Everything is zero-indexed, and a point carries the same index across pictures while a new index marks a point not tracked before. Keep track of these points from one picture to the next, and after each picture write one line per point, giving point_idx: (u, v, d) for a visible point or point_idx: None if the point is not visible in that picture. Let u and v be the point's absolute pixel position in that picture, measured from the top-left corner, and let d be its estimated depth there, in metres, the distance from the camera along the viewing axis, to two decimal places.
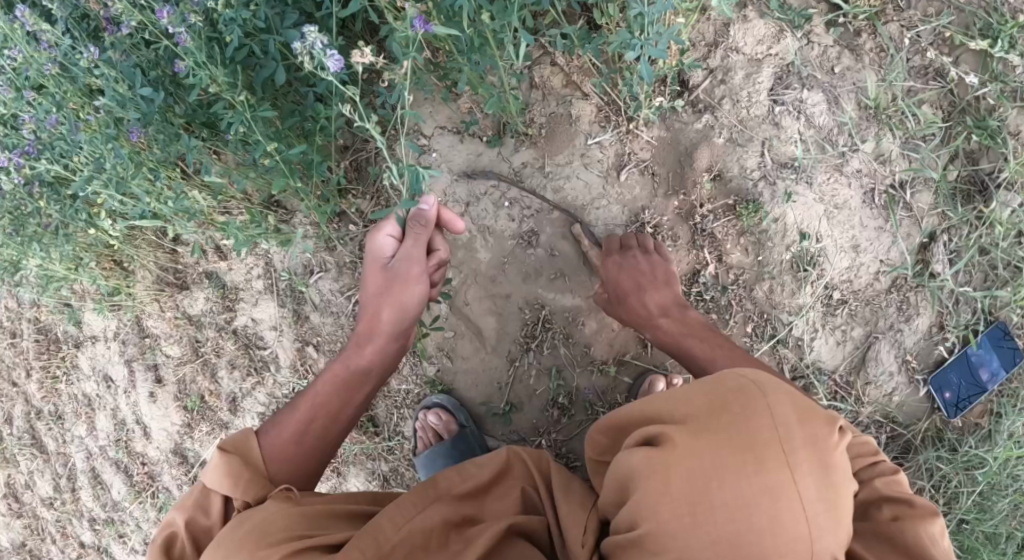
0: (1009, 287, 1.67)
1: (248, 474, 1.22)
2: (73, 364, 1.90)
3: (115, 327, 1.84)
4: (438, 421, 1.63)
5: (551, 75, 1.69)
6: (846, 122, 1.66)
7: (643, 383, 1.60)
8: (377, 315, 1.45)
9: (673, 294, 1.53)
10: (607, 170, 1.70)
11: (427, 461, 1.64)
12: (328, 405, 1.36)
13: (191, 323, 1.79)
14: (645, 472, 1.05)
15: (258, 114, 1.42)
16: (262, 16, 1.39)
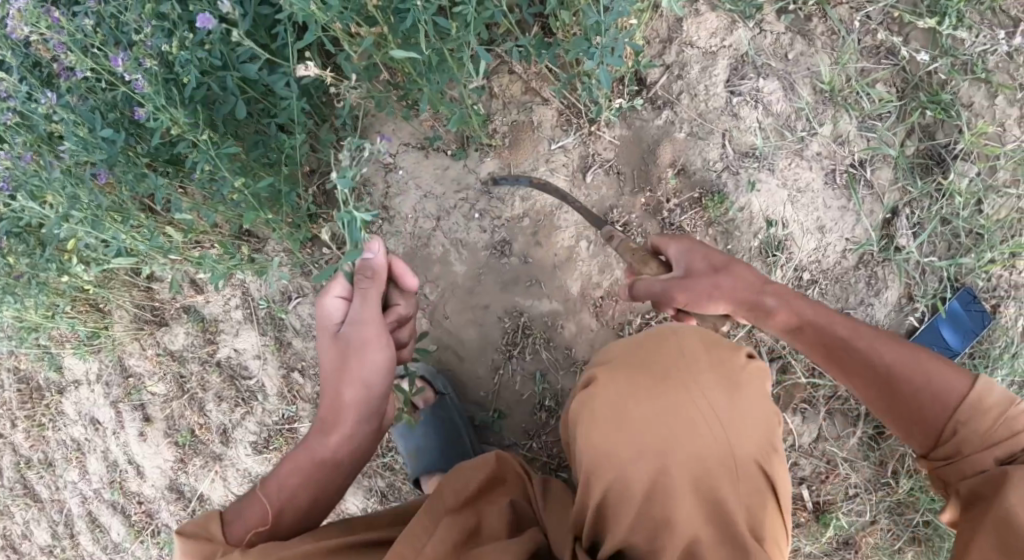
0: (972, 254, 1.71)
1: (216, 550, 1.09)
2: (58, 411, 1.91)
3: (99, 369, 1.86)
4: (416, 389, 1.65)
5: (510, 83, 1.71)
6: (803, 108, 1.69)
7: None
8: (338, 395, 1.27)
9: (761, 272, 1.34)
10: (573, 173, 1.73)
11: (405, 429, 1.67)
12: (292, 495, 1.21)
13: (174, 359, 1.80)
14: (579, 407, 1.15)
15: (222, 152, 1.43)
16: (217, 54, 1.42)
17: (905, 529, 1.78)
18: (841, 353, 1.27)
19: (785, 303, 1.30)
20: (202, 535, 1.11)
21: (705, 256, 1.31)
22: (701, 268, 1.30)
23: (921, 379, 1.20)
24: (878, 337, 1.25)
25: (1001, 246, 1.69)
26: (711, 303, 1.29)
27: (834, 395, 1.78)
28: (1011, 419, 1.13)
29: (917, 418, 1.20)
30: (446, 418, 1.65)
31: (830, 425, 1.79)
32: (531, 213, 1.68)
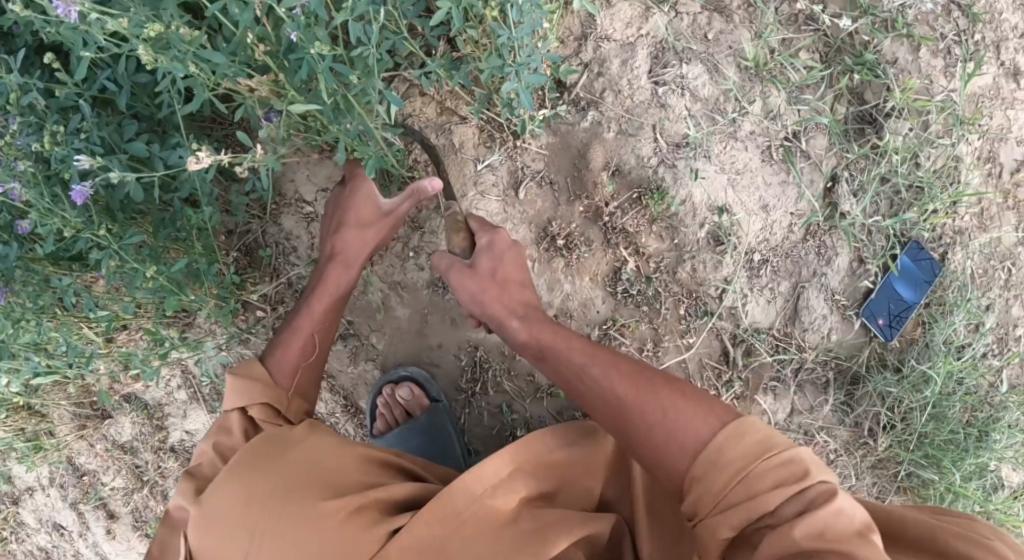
0: (914, 208, 1.72)
1: (260, 388, 1.25)
2: (18, 521, 2.03)
3: (52, 472, 1.93)
4: (410, 397, 1.58)
5: (423, 106, 1.64)
6: (731, 89, 1.64)
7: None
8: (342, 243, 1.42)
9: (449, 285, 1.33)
10: (505, 191, 1.65)
11: (395, 441, 1.58)
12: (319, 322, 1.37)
13: (125, 452, 1.87)
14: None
15: (127, 243, 1.38)
16: (97, 141, 1.34)
17: (890, 481, 1.80)
18: (575, 378, 1.18)
19: (525, 325, 1.27)
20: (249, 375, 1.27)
21: (506, 261, 1.33)
22: (487, 267, 1.32)
23: (667, 420, 1.05)
24: (620, 371, 1.13)
25: (942, 196, 1.71)
26: (475, 303, 1.31)
27: (802, 368, 1.75)
28: (753, 479, 0.97)
29: (660, 463, 1.04)
30: (440, 428, 1.58)
31: (802, 398, 1.76)
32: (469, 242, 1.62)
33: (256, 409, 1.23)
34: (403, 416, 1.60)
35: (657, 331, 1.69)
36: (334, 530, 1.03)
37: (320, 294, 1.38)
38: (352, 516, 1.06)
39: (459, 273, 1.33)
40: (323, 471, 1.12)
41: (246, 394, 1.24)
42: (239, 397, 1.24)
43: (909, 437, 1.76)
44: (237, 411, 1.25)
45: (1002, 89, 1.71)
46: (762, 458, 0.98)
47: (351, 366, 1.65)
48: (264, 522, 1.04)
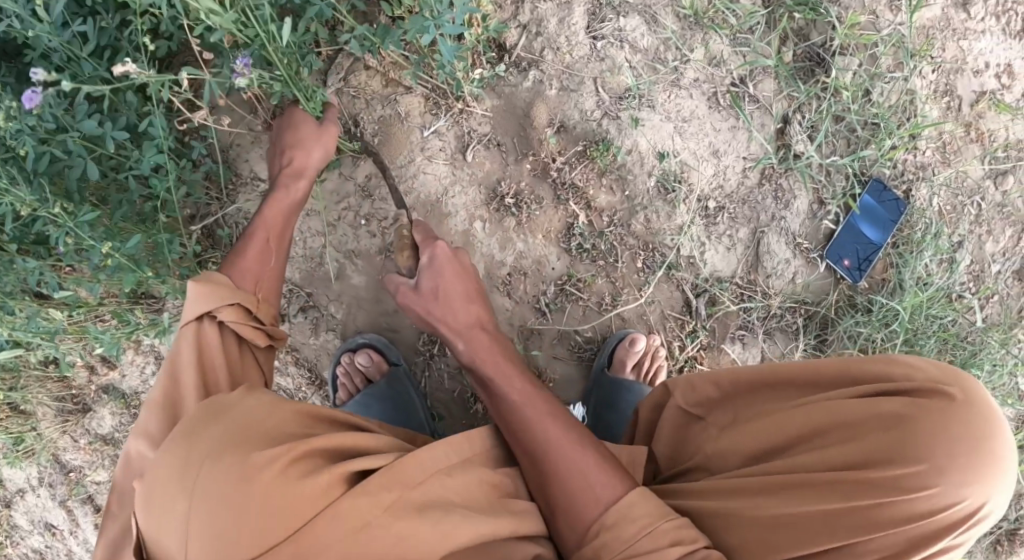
0: (872, 145, 1.69)
1: (227, 291, 1.27)
2: (11, 525, 2.02)
3: (39, 471, 1.96)
4: (369, 363, 1.58)
5: (368, 79, 1.65)
6: (670, 38, 1.64)
7: (623, 338, 1.63)
8: (302, 159, 1.49)
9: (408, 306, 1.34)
10: (452, 156, 1.66)
11: (358, 409, 1.59)
12: (275, 229, 1.42)
13: (107, 443, 1.91)
14: (920, 415, 1.03)
15: (82, 221, 1.39)
16: (50, 118, 1.37)
17: None
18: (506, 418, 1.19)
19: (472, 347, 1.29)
20: (216, 281, 1.27)
21: (457, 277, 1.33)
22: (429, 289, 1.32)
23: (581, 475, 1.10)
24: (553, 415, 1.18)
25: (900, 131, 1.67)
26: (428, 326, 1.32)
27: (769, 315, 1.71)
28: (653, 536, 1.05)
29: (571, 509, 1.09)
30: (401, 391, 1.58)
31: (772, 346, 1.72)
32: (418, 205, 1.65)
33: (225, 313, 1.26)
34: (364, 384, 1.60)
35: (615, 285, 1.67)
36: (274, 481, 0.98)
37: (279, 200, 1.45)
38: (290, 465, 1.00)
39: (405, 295, 1.35)
40: (260, 426, 1.05)
41: (211, 300, 1.25)
42: (204, 304, 1.24)
43: None
44: (207, 317, 1.25)
45: (953, 20, 1.68)
46: (666, 519, 1.06)
47: (313, 337, 1.66)
48: (195, 475, 0.99)
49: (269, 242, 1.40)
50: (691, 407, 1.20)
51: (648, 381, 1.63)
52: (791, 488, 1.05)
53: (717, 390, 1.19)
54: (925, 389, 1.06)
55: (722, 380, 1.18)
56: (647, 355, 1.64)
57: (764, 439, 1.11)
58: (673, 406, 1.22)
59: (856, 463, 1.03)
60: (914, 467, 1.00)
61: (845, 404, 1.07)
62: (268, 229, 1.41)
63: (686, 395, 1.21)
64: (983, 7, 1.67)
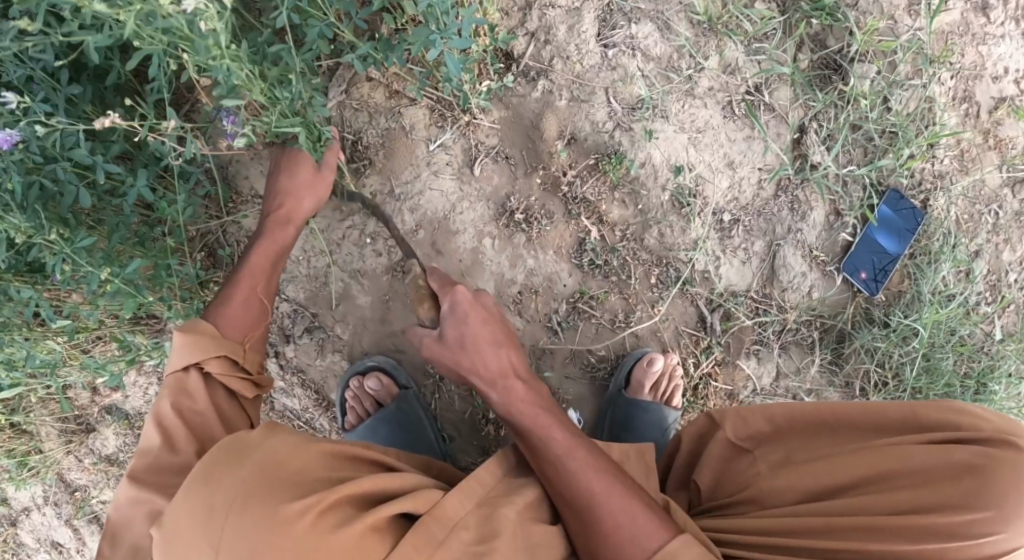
0: (890, 154, 1.65)
1: (213, 344, 1.24)
2: (17, 543, 1.97)
3: (43, 491, 1.90)
4: (379, 387, 1.52)
5: (371, 90, 1.60)
6: (683, 45, 1.59)
7: (641, 358, 1.59)
8: (297, 203, 1.46)
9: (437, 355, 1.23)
10: (459, 170, 1.60)
11: (368, 433, 1.53)
12: (261, 273, 1.39)
13: (111, 463, 1.85)
14: (993, 464, 1.07)
15: (79, 246, 1.34)
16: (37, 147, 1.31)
17: None
18: (545, 469, 1.12)
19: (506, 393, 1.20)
20: (202, 332, 1.24)
21: (484, 319, 1.21)
22: (456, 334, 1.21)
23: (625, 526, 1.06)
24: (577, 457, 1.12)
25: (918, 140, 1.64)
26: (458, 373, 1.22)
27: (785, 330, 1.67)
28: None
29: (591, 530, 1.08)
30: (412, 415, 1.53)
31: (788, 361, 1.68)
32: (424, 223, 1.59)
33: (212, 366, 1.24)
34: (374, 407, 1.55)
35: (628, 302, 1.63)
36: (303, 536, 0.94)
37: (267, 246, 1.41)
38: (322, 516, 0.97)
39: (432, 347, 1.24)
40: (290, 469, 1.01)
41: (197, 348, 1.21)
42: (192, 355, 1.22)
43: (903, 394, 1.67)
44: (194, 369, 1.23)
45: (972, 24, 1.63)
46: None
47: (319, 359, 1.61)
48: (211, 527, 0.95)
49: (253, 291, 1.36)
50: (740, 440, 1.24)
51: (665, 401, 1.60)
52: (861, 529, 1.08)
53: (768, 424, 1.23)
54: (996, 441, 1.09)
55: (775, 415, 1.23)
56: (665, 375, 1.60)
57: (821, 480, 1.15)
58: (722, 438, 1.26)
59: (923, 508, 1.07)
60: (986, 513, 1.04)
61: (911, 450, 1.11)
62: (253, 278, 1.37)
63: (736, 428, 1.25)
64: (1003, 11, 1.62)
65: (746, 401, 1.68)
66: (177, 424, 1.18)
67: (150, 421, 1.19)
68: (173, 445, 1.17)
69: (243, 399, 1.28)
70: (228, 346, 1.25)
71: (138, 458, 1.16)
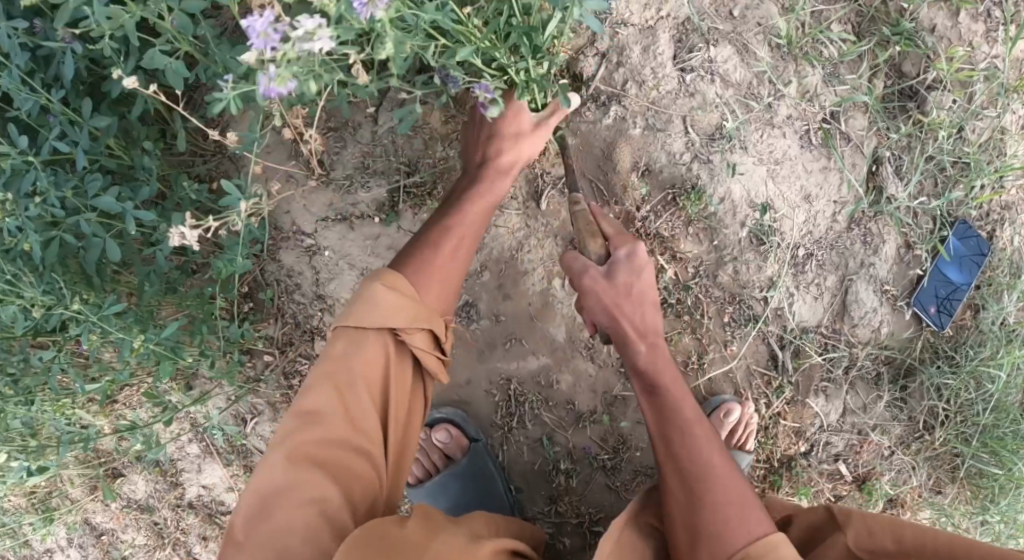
0: (961, 185, 1.59)
1: (413, 307, 1.14)
2: None
3: (67, 535, 1.74)
4: (449, 439, 1.48)
5: (427, 114, 1.45)
6: (764, 70, 1.49)
7: (718, 406, 1.57)
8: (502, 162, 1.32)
9: (581, 274, 1.17)
10: (524, 204, 1.47)
11: (436, 489, 1.48)
12: (471, 229, 1.26)
13: (142, 510, 1.69)
14: None
15: (107, 312, 1.14)
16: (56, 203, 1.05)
17: (950, 476, 1.67)
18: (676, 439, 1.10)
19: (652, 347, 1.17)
20: (401, 290, 1.14)
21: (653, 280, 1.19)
22: (625, 271, 1.17)
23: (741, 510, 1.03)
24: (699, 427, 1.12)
25: (990, 170, 1.58)
26: (609, 315, 1.17)
27: (854, 366, 1.63)
28: None
29: (697, 533, 1.02)
30: (482, 470, 1.46)
31: (854, 397, 1.64)
32: (490, 264, 1.47)
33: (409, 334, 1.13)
34: (442, 461, 1.51)
35: (701, 342, 1.57)
36: None
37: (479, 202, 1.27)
38: None
39: (594, 283, 1.18)
40: None
41: (406, 317, 1.12)
42: (396, 317, 1.12)
43: (969, 430, 1.64)
44: (388, 332, 1.14)
45: None
46: None
47: None
48: None
49: (457, 247, 1.24)
50: (859, 551, 1.08)
51: (740, 448, 1.56)
52: None
53: (896, 545, 1.06)
54: None
55: (905, 536, 1.06)
56: (741, 424, 1.56)
57: None
58: (840, 543, 1.10)
59: None
60: None
61: None
62: (462, 231, 1.25)
63: (858, 537, 1.09)
64: None
65: (813, 438, 1.63)
66: (359, 387, 1.10)
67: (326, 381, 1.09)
68: (344, 418, 1.09)
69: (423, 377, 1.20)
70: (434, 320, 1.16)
71: (306, 423, 1.07)
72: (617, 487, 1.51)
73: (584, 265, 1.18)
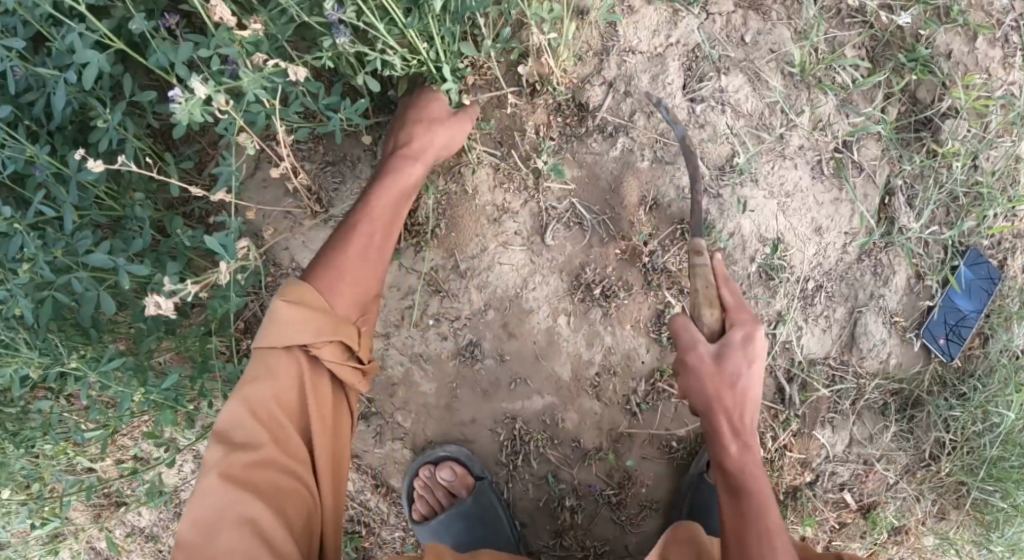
0: (973, 216, 1.55)
1: (315, 317, 1.12)
2: None
3: None
4: (454, 478, 1.44)
5: None
6: (776, 101, 1.46)
7: None
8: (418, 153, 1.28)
9: (692, 350, 1.20)
10: (529, 238, 1.45)
11: (442, 527, 1.47)
12: (381, 223, 1.24)
13: (149, 539, 1.63)
14: None
15: (106, 369, 1.11)
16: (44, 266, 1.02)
17: (955, 506, 1.64)
18: (753, 539, 1.07)
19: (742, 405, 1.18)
20: (302, 301, 1.12)
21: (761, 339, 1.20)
22: (738, 342, 1.18)
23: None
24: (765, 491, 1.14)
25: (1003, 201, 1.53)
26: (709, 375, 1.18)
27: (861, 397, 1.61)
28: None
29: None
30: (488, 509, 1.46)
31: (861, 427, 1.62)
32: (494, 303, 1.45)
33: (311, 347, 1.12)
34: (446, 498, 1.47)
35: None
36: None
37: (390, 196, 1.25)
38: None
39: (700, 358, 1.19)
40: None
41: (312, 331, 1.11)
42: (297, 330, 1.11)
43: (978, 463, 1.60)
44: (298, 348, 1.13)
45: None
46: None
47: (377, 446, 1.50)
48: None
49: (370, 244, 1.22)
50: None
51: None
52: None
53: None
54: None
55: None
56: None
57: None
58: None
59: None
60: None
61: None
62: (373, 228, 1.22)
63: None
64: None
65: (819, 469, 1.62)
66: (271, 407, 1.11)
67: (238, 404, 1.09)
68: (266, 438, 1.10)
69: (345, 387, 1.21)
70: (343, 331, 1.14)
71: (232, 450, 1.09)
72: (623, 521, 1.49)
73: (694, 342, 1.20)
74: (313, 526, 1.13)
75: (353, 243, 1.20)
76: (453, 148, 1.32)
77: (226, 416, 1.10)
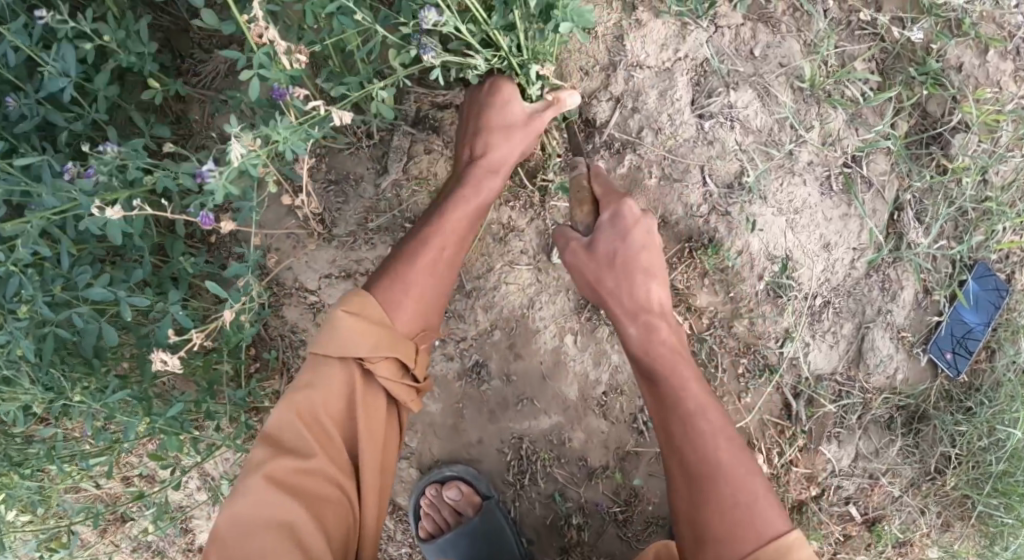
0: (982, 230, 1.53)
1: (375, 329, 1.09)
2: None
3: None
4: (460, 497, 1.44)
5: (432, 164, 1.38)
6: (786, 116, 1.44)
7: None
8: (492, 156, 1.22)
9: (572, 259, 1.19)
10: (535, 257, 1.42)
11: (448, 545, 1.46)
12: (455, 235, 1.18)
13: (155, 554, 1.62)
14: None
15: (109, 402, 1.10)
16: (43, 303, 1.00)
17: (961, 521, 1.63)
18: (675, 426, 1.11)
19: (640, 326, 1.17)
20: (362, 311, 1.10)
21: (644, 247, 1.19)
22: (605, 253, 1.18)
23: (749, 512, 1.05)
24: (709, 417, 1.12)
25: (1012, 215, 1.51)
26: (593, 289, 1.19)
27: (867, 412, 1.60)
28: None
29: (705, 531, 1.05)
30: (494, 527, 1.45)
31: (867, 442, 1.61)
32: (500, 323, 1.44)
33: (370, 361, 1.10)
34: (452, 517, 1.47)
35: None
36: None
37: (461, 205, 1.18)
38: None
39: (575, 253, 1.20)
40: None
41: (370, 345, 1.09)
42: (361, 341, 1.09)
43: (985, 477, 1.58)
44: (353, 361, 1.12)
45: None
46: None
47: None
48: None
49: (442, 253, 1.18)
50: None
51: None
52: None
53: None
54: None
55: None
56: None
57: None
58: None
59: None
60: None
61: None
62: (442, 239, 1.17)
63: None
64: None
65: (825, 483, 1.62)
66: (322, 417, 1.11)
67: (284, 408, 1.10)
68: (313, 447, 1.09)
69: (400, 405, 1.20)
70: (401, 348, 1.12)
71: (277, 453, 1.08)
72: (629, 537, 1.48)
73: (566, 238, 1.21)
74: (349, 541, 1.11)
75: (421, 254, 1.15)
76: (524, 151, 1.25)
77: (276, 420, 1.10)
